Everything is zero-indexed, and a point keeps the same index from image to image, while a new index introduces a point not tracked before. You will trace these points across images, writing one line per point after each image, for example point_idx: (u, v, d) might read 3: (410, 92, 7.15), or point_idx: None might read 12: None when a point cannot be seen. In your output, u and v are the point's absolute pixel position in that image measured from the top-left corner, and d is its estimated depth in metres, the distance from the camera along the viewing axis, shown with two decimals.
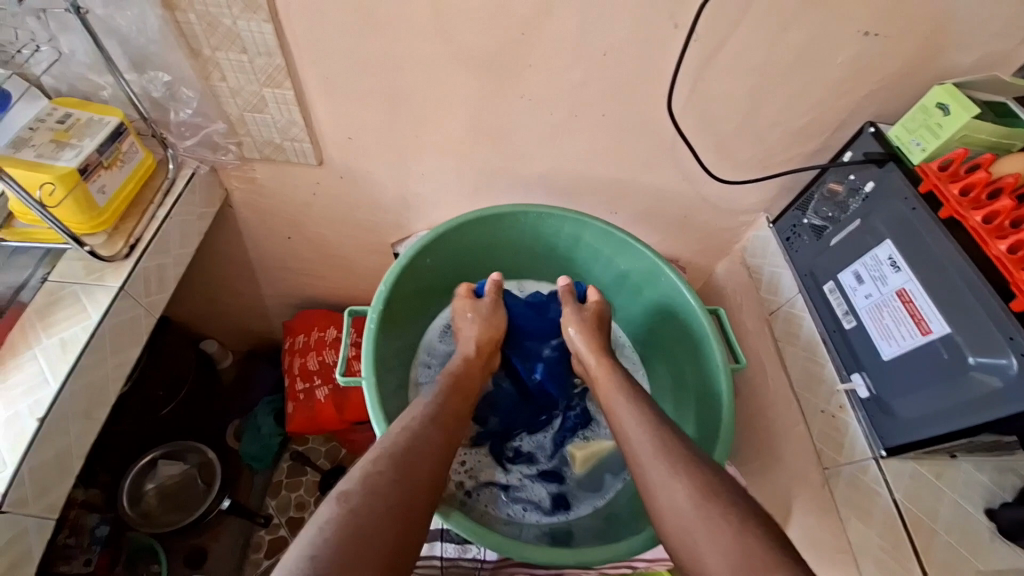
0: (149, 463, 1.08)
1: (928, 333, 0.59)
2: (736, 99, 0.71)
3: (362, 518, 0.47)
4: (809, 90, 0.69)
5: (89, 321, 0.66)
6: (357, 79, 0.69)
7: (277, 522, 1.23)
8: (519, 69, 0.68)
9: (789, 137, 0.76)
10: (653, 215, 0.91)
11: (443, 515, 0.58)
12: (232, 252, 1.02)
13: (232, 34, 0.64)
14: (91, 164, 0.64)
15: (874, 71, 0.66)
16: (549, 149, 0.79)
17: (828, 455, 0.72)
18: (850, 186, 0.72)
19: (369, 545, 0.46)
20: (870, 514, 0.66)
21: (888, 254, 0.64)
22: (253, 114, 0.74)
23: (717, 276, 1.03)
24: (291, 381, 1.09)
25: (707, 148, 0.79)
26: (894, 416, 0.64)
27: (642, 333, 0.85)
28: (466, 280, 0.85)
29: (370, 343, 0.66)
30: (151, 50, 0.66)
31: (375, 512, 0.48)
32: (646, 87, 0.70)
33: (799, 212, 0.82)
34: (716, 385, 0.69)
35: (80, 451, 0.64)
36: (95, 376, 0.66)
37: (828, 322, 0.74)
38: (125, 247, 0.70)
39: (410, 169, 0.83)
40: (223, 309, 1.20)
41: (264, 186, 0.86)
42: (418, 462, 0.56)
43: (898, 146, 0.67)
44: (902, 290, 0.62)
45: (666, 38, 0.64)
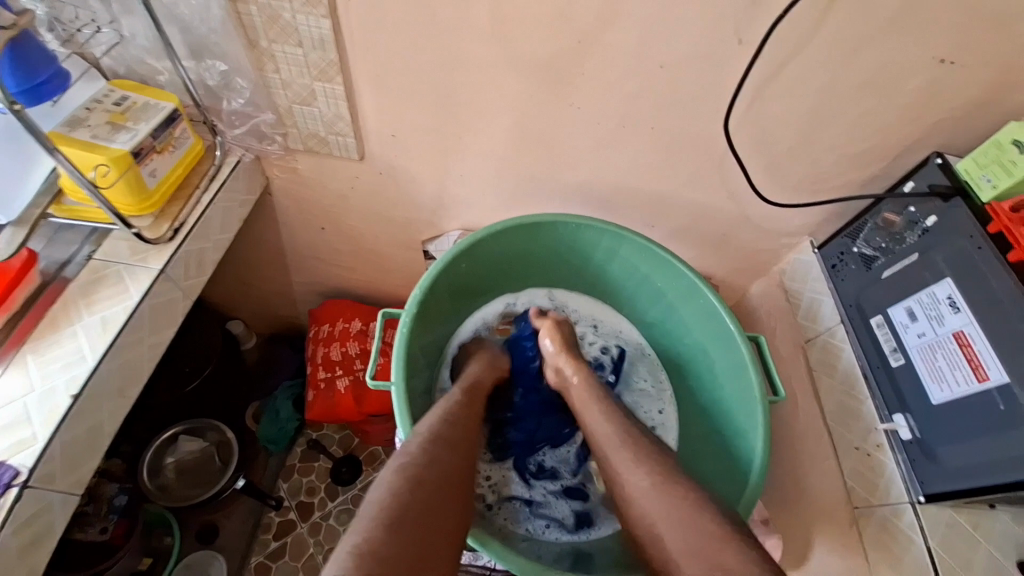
0: (171, 438, 1.10)
1: (985, 381, 0.56)
2: (793, 120, 0.69)
3: (404, 517, 0.48)
4: (871, 116, 0.67)
5: (130, 301, 0.67)
6: (408, 78, 0.69)
7: (287, 506, 1.24)
8: (572, 77, 0.67)
9: (844, 162, 0.73)
10: (692, 231, 0.89)
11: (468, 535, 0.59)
12: (267, 239, 1.03)
13: (290, 28, 0.64)
14: (145, 147, 0.65)
15: (944, 101, 0.63)
16: (593, 159, 0.78)
17: (860, 494, 0.70)
18: (908, 218, 0.69)
19: None
20: (900, 560, 0.64)
21: (946, 293, 0.61)
22: (301, 106, 0.74)
23: (751, 297, 1.00)
24: (314, 370, 1.11)
25: (756, 168, 0.76)
26: (938, 463, 0.61)
27: (675, 352, 0.83)
28: (499, 285, 0.84)
29: (402, 347, 0.65)
30: (209, 38, 0.67)
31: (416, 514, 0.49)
32: (700, 103, 0.68)
33: (847, 239, 0.79)
34: (753, 415, 0.67)
35: (111, 427, 0.66)
36: (131, 355, 0.67)
37: (873, 358, 0.71)
38: (169, 231, 0.71)
39: (450, 169, 0.82)
40: (252, 293, 1.21)
41: (304, 177, 0.87)
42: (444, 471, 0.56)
43: (966, 180, 0.63)
44: (958, 333, 0.60)
45: (729, 54, 0.62)
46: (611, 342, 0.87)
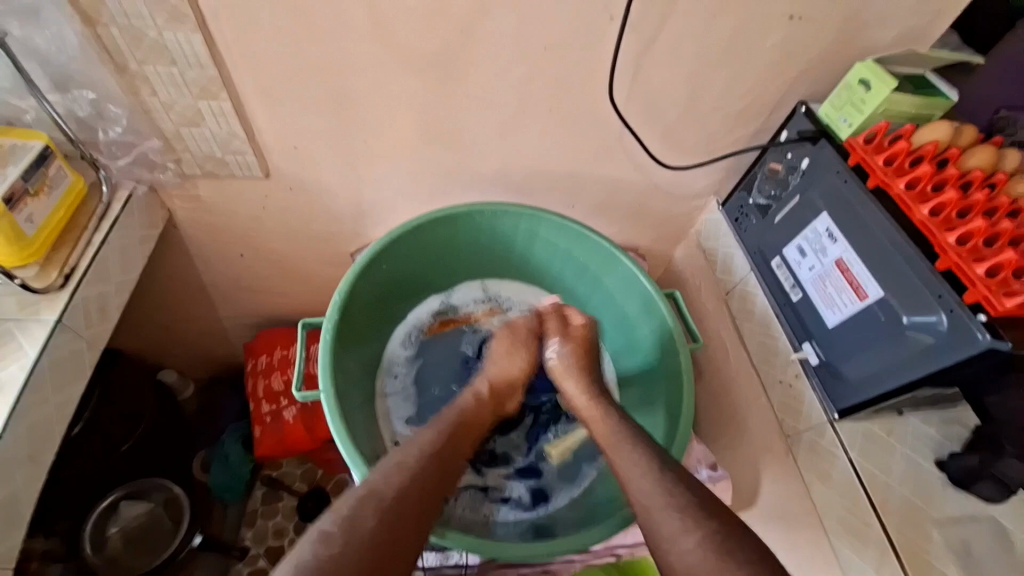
0: (112, 505, 1.02)
1: (866, 298, 0.63)
2: (676, 89, 0.74)
3: (337, 561, 0.47)
4: (743, 77, 0.72)
5: (27, 358, 0.62)
6: (298, 88, 0.68)
7: (255, 554, 1.18)
8: (460, 68, 0.68)
9: (730, 122, 0.79)
10: (609, 206, 0.93)
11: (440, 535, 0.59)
12: (183, 275, 0.97)
13: (159, 46, 0.62)
14: (16, 192, 0.60)
15: (799, 55, 0.70)
16: (500, 148, 0.80)
17: (789, 423, 0.75)
18: (788, 165, 0.75)
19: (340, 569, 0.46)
20: (832, 475, 0.69)
21: (825, 226, 0.68)
22: (190, 128, 0.71)
23: (677, 261, 1.05)
24: (257, 404, 1.06)
25: (654, 138, 0.81)
26: (843, 379, 0.67)
27: (606, 322, 0.86)
28: (427, 284, 0.84)
29: (326, 354, 0.64)
30: (72, 68, 0.63)
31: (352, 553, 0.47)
32: (588, 80, 0.71)
33: (743, 193, 0.85)
34: (677, 365, 0.71)
35: (29, 496, 0.60)
36: (38, 416, 0.62)
37: (778, 296, 0.77)
38: (59, 278, 0.66)
39: (362, 176, 0.82)
40: (179, 336, 1.14)
41: (209, 203, 0.83)
42: (389, 473, 0.55)
43: (828, 122, 0.71)
44: (840, 259, 0.66)
45: (603, 30, 0.65)
46: None
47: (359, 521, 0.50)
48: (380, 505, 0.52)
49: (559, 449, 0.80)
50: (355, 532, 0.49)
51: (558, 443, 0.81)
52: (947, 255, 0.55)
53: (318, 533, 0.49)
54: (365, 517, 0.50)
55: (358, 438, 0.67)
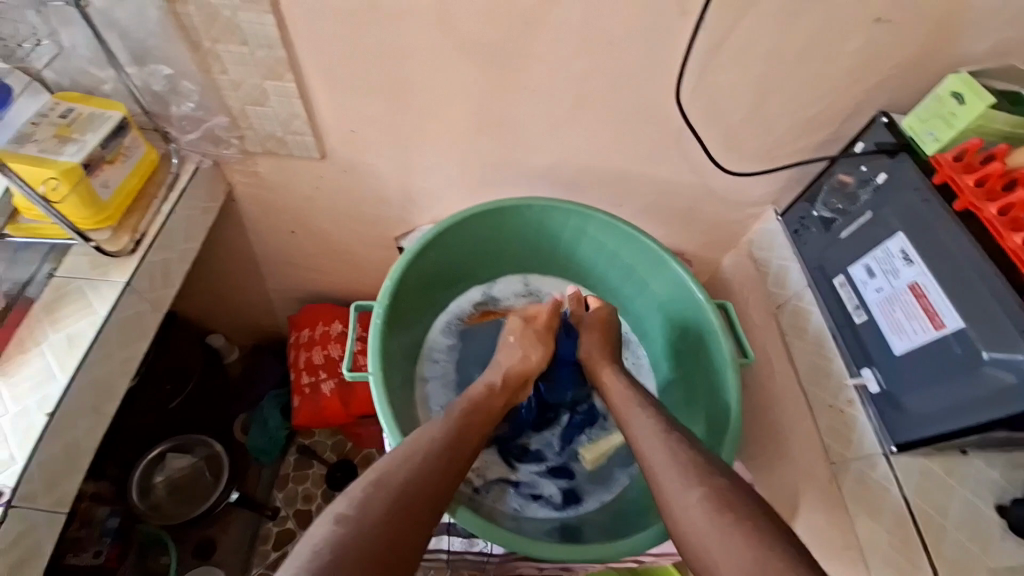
0: (159, 456, 1.09)
1: (941, 328, 0.58)
2: (745, 89, 0.70)
3: (352, 536, 0.47)
4: (819, 80, 0.68)
5: (97, 316, 0.66)
6: (359, 72, 0.69)
7: (285, 515, 1.24)
8: (521, 59, 0.67)
9: (799, 127, 0.74)
10: (659, 208, 0.90)
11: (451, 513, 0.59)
12: (236, 247, 1.01)
13: (232, 26, 0.63)
14: (93, 159, 0.64)
15: (886, 59, 0.65)
16: (554, 142, 0.78)
17: (836, 449, 0.71)
18: (861, 176, 0.70)
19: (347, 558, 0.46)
20: (878, 508, 0.66)
21: (900, 247, 0.63)
22: (255, 107, 0.73)
23: (724, 268, 1.01)
24: (297, 375, 1.10)
25: (715, 140, 0.77)
26: (904, 412, 0.63)
27: (647, 328, 0.84)
28: (471, 274, 0.85)
29: (377, 339, 0.66)
30: (151, 43, 0.66)
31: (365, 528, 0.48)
32: (653, 77, 0.68)
33: (806, 204, 0.80)
34: (722, 378, 0.69)
35: (89, 445, 0.64)
36: (102, 371, 0.66)
37: (837, 317, 0.73)
38: (130, 242, 0.70)
39: (414, 162, 0.82)
40: (228, 303, 1.20)
41: (266, 180, 0.86)
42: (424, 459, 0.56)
43: (911, 135, 0.65)
44: (913, 284, 0.61)
45: (674, 26, 0.62)
46: None
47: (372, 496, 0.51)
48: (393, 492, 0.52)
49: (593, 451, 0.80)
50: (367, 506, 0.50)
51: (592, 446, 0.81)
52: None
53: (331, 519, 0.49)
54: (380, 496, 0.51)
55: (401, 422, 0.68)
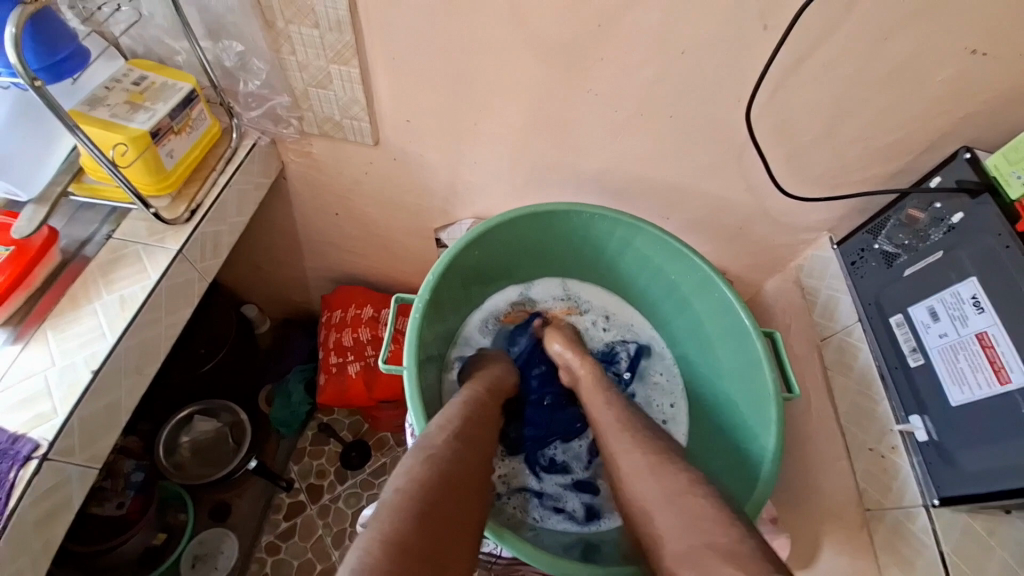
0: (187, 418, 1.12)
1: (1007, 384, 0.55)
2: (817, 111, 0.67)
3: (419, 495, 0.47)
4: (899, 108, 0.64)
5: (148, 281, 0.68)
6: (423, 62, 0.69)
7: (297, 487, 1.26)
8: (589, 62, 0.65)
9: (869, 155, 0.71)
10: (707, 224, 0.88)
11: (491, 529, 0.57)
12: (281, 223, 1.03)
13: (307, 8, 0.64)
14: (162, 128, 0.65)
15: (977, 93, 0.61)
16: (609, 149, 0.77)
17: (873, 496, 0.69)
18: (933, 214, 0.67)
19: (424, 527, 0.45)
20: (912, 563, 0.63)
21: (971, 293, 0.60)
22: (317, 89, 0.74)
23: (766, 292, 0.98)
24: (326, 354, 1.11)
25: (777, 161, 0.75)
26: (954, 466, 0.60)
27: (684, 347, 0.83)
28: (510, 274, 0.84)
29: (414, 333, 0.65)
30: (227, 19, 0.67)
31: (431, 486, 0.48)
32: (722, 91, 0.66)
33: (867, 236, 0.77)
34: (763, 412, 0.67)
35: (128, 403, 0.67)
36: (148, 334, 0.68)
37: (890, 357, 0.69)
38: (185, 213, 0.72)
39: (464, 157, 0.82)
40: (266, 276, 1.23)
41: (318, 161, 0.87)
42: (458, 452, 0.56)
43: (995, 177, 0.61)
44: (982, 334, 0.58)
45: (753, 40, 0.60)
46: (622, 334, 0.87)
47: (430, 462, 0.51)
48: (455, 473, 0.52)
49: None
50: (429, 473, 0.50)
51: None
52: None
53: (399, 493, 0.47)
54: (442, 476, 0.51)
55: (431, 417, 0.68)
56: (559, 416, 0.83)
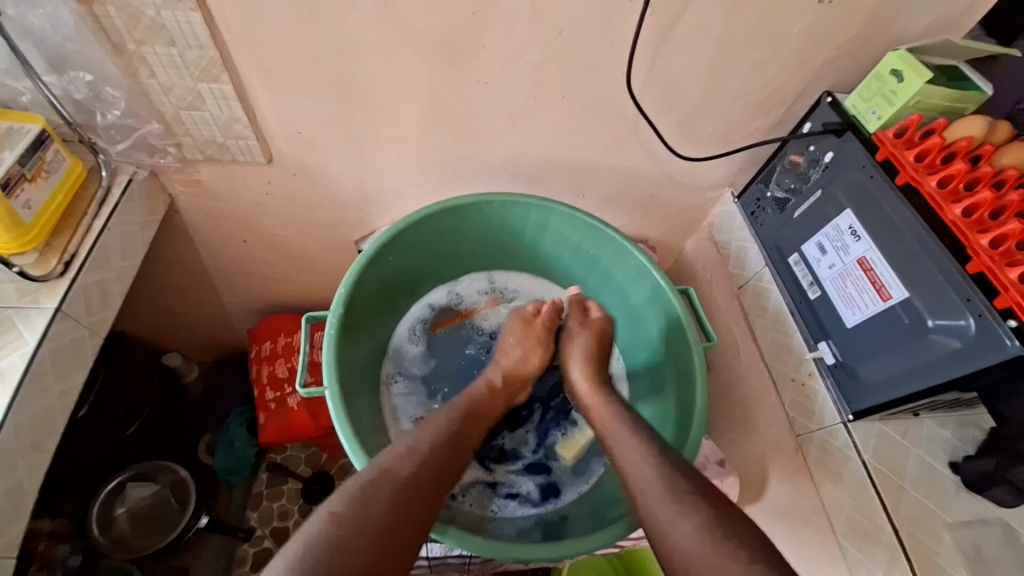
0: (118, 487, 1.03)
1: (890, 299, 0.60)
2: (696, 76, 0.70)
3: (345, 542, 0.46)
4: (765, 63, 0.69)
5: (27, 347, 0.60)
6: (301, 70, 0.65)
7: (260, 535, 1.19)
8: (471, 51, 0.65)
9: (750, 111, 0.76)
10: (620, 197, 0.91)
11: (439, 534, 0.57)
12: (186, 260, 0.96)
13: (158, 26, 0.59)
14: (13, 177, 0.58)
15: (827, 41, 0.66)
16: (510, 135, 0.77)
17: (801, 422, 0.74)
18: (810, 157, 0.73)
19: (352, 550, 0.46)
20: (842, 476, 0.69)
21: (848, 223, 0.65)
22: (190, 112, 0.69)
23: (687, 253, 1.03)
24: (261, 390, 1.05)
25: (671, 127, 0.78)
26: (860, 381, 0.65)
27: (615, 318, 0.84)
28: (434, 275, 0.83)
29: (331, 350, 0.63)
30: (68, 48, 0.61)
31: (360, 535, 0.47)
32: (604, 66, 0.68)
33: (761, 185, 0.82)
34: (688, 363, 0.69)
35: (32, 484, 0.60)
36: (40, 405, 0.61)
37: (795, 293, 0.75)
38: (58, 265, 0.64)
39: (368, 163, 0.79)
40: (183, 320, 1.14)
41: (211, 188, 0.81)
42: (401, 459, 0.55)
43: (855, 114, 0.67)
44: (863, 258, 0.63)
45: (623, 13, 0.62)
46: None
47: (371, 501, 0.50)
48: (393, 489, 0.51)
49: (571, 446, 0.79)
50: (366, 514, 0.49)
51: (566, 440, 0.81)
52: (980, 257, 0.52)
53: (327, 515, 0.48)
54: (379, 492, 0.51)
55: (364, 434, 0.66)
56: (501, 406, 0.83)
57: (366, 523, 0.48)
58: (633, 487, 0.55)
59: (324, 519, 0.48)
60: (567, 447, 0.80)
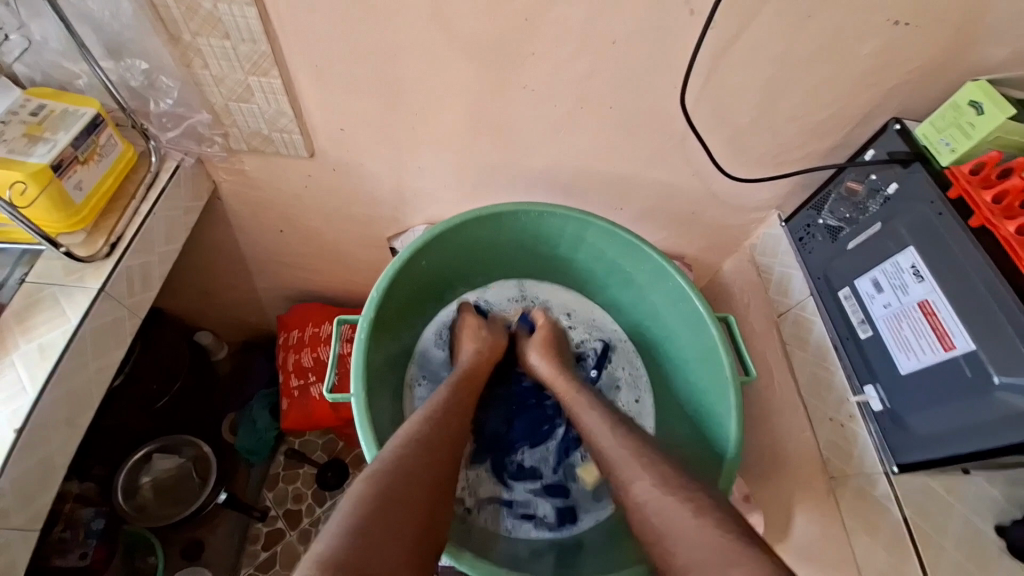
0: (144, 457, 1.06)
1: (951, 349, 0.56)
2: (752, 93, 0.67)
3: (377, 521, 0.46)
4: (828, 85, 0.65)
5: (69, 324, 0.62)
6: (348, 68, 0.65)
7: (274, 515, 1.21)
8: (521, 57, 0.63)
9: (806, 133, 0.72)
10: (659, 212, 0.88)
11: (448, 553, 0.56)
12: (223, 245, 0.98)
13: (212, 19, 0.59)
14: (65, 159, 0.60)
15: (899, 65, 0.62)
16: (553, 143, 0.76)
17: (836, 464, 0.71)
18: (871, 186, 0.68)
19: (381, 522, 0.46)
20: (877, 527, 0.65)
21: (910, 262, 0.61)
22: (238, 104, 0.70)
23: (724, 273, 0.99)
24: (286, 377, 1.07)
25: (719, 144, 0.75)
26: (908, 431, 0.61)
27: (647, 337, 0.82)
28: (464, 280, 0.82)
29: (360, 358, 0.62)
30: (125, 36, 0.62)
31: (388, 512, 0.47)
32: (657, 78, 0.65)
33: (812, 211, 0.78)
34: (722, 395, 0.67)
35: (63, 458, 0.62)
36: (77, 381, 0.63)
37: (842, 330, 0.71)
38: (105, 246, 0.66)
39: (406, 163, 0.79)
40: (217, 302, 1.17)
41: (252, 178, 0.82)
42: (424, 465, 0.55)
43: (925, 145, 0.63)
44: (923, 301, 0.59)
45: (682, 26, 0.59)
46: (589, 332, 0.86)
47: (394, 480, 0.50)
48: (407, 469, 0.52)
49: (592, 470, 0.78)
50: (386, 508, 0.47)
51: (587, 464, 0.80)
52: None
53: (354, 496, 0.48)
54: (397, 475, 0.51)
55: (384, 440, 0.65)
56: (523, 421, 0.83)
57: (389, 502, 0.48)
58: (651, 519, 0.53)
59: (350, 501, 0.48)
60: (588, 471, 0.79)
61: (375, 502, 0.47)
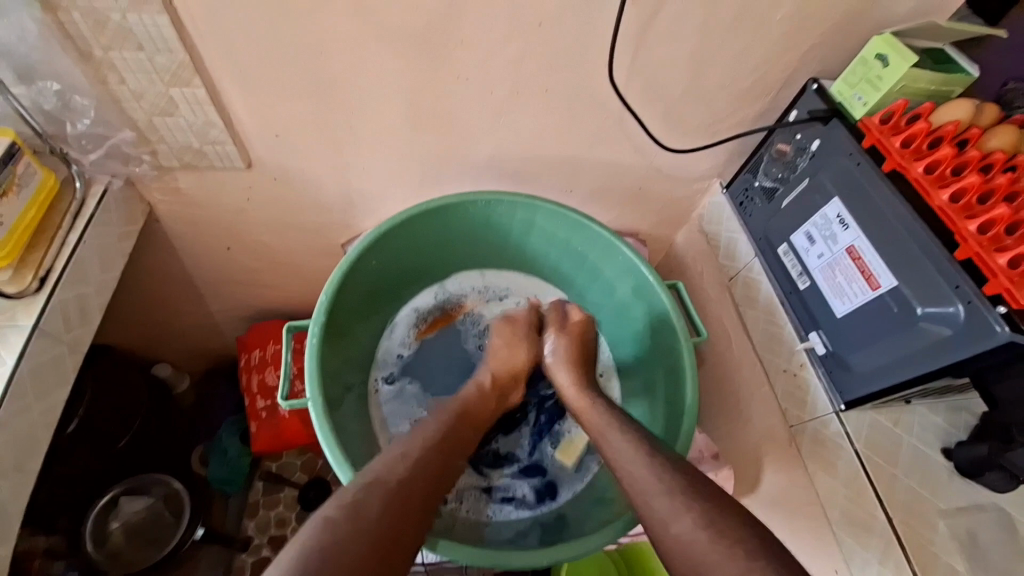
0: (112, 501, 1.02)
1: (879, 288, 0.60)
2: (679, 66, 0.69)
3: (341, 551, 0.45)
4: (748, 52, 0.68)
5: (4, 367, 0.59)
6: (275, 72, 0.64)
7: (258, 543, 1.18)
8: (449, 46, 0.63)
9: (734, 101, 0.75)
10: (608, 191, 0.90)
11: (431, 547, 0.57)
12: (170, 268, 0.95)
13: (124, 31, 0.57)
14: None
15: (810, 28, 0.65)
16: (494, 132, 0.76)
17: (793, 413, 0.74)
18: (797, 146, 0.72)
19: (346, 555, 0.45)
20: (835, 466, 0.68)
21: (836, 212, 0.65)
22: (163, 118, 0.67)
23: (677, 246, 1.02)
24: (251, 400, 1.04)
25: (655, 119, 0.77)
26: (851, 370, 0.65)
27: (606, 313, 0.84)
28: (421, 276, 0.82)
29: (313, 360, 0.62)
30: (33, 58, 0.59)
31: (355, 543, 0.46)
32: (586, 58, 0.67)
33: (749, 175, 0.81)
34: (679, 359, 0.69)
35: (17, 507, 0.58)
36: (21, 425, 0.59)
37: (785, 284, 0.74)
38: (34, 281, 0.63)
39: (350, 165, 0.78)
40: (171, 329, 1.12)
41: (190, 196, 0.80)
42: (393, 460, 0.55)
43: (840, 100, 0.67)
44: (851, 247, 0.63)
45: (603, 3, 0.60)
46: None
47: (362, 507, 0.49)
48: (385, 494, 0.51)
49: (570, 451, 0.79)
50: (355, 523, 0.47)
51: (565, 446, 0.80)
52: (967, 244, 0.52)
53: (319, 521, 0.47)
54: (369, 503, 0.49)
55: (347, 442, 0.65)
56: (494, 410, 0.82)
57: (358, 530, 0.47)
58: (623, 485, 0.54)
59: (317, 526, 0.47)
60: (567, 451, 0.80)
61: (334, 543, 0.45)
